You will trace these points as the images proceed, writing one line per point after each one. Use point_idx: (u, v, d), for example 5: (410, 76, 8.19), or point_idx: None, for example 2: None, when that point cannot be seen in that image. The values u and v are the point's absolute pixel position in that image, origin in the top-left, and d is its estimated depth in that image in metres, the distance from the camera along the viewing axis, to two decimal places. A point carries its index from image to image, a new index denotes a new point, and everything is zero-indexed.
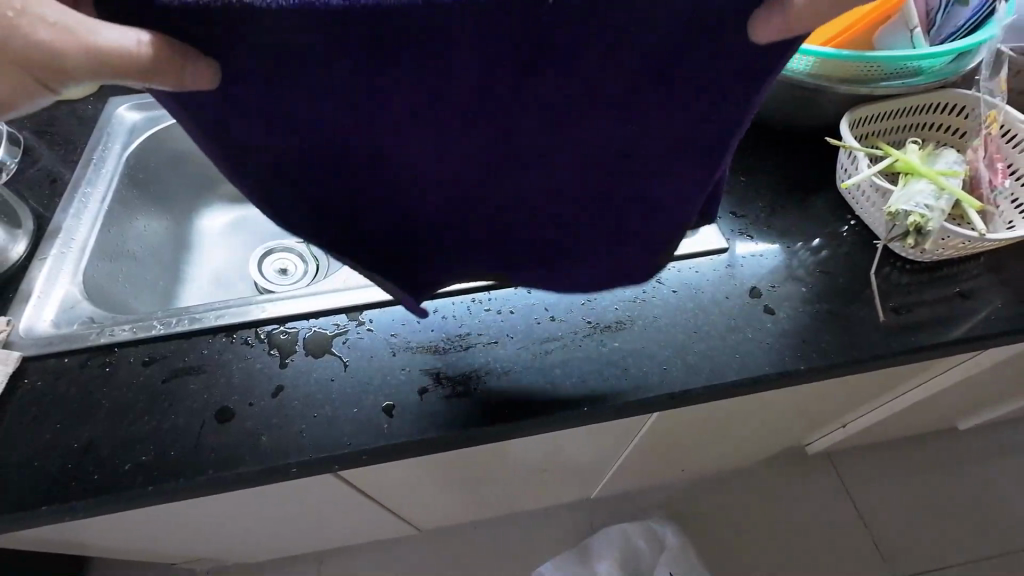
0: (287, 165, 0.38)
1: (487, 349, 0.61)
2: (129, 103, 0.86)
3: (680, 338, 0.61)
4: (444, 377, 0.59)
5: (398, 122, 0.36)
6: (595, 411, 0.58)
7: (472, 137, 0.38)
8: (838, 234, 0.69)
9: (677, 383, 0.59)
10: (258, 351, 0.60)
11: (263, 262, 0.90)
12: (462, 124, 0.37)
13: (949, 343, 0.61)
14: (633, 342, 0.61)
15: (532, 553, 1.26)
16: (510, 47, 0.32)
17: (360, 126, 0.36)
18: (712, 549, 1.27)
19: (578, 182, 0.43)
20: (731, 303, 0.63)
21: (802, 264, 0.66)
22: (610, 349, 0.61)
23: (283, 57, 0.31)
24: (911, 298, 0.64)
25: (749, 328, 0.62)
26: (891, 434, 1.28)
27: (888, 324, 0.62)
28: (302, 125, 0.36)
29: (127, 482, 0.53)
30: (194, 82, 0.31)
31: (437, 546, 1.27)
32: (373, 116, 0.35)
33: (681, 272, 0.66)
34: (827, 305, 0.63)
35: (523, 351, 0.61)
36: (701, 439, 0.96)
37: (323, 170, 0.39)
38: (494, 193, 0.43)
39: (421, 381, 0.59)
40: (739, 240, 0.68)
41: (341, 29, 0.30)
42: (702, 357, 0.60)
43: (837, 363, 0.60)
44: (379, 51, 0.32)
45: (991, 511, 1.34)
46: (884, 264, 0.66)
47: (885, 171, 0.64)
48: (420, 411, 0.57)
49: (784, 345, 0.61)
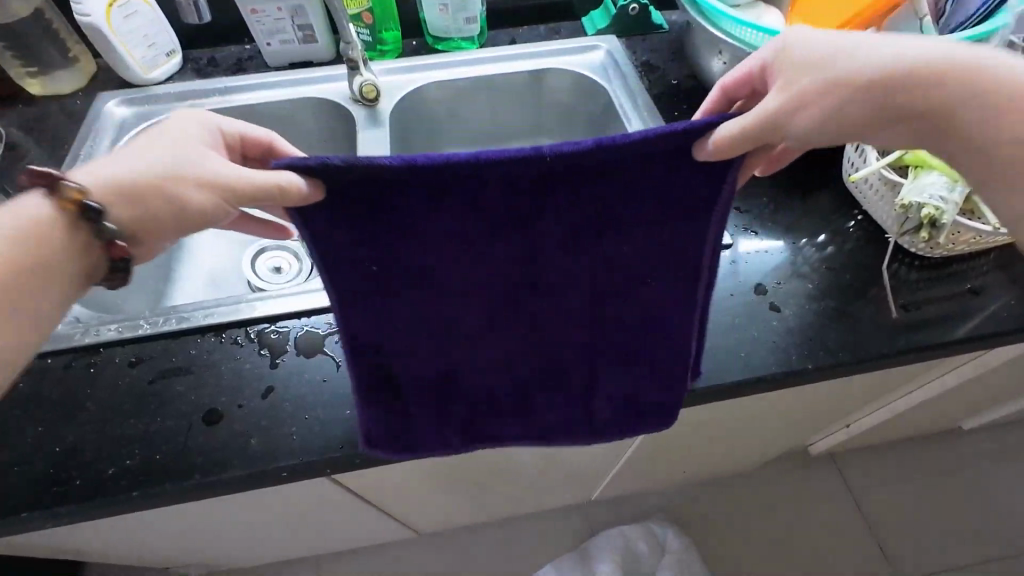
0: (354, 287, 0.42)
1: None
2: (118, 98, 0.86)
3: None
4: None
5: (423, 236, 0.39)
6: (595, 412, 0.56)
7: (507, 244, 0.41)
8: (844, 229, 0.67)
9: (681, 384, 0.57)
10: (249, 351, 0.58)
11: (256, 260, 0.88)
12: (496, 236, 0.40)
13: (959, 342, 0.59)
14: None
15: (532, 556, 1.24)
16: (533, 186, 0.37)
17: (406, 242, 0.39)
18: (712, 550, 1.25)
19: (614, 289, 0.46)
20: (736, 300, 0.62)
21: (808, 261, 0.64)
22: None
23: (339, 199, 0.36)
24: (920, 295, 0.62)
25: (754, 326, 0.60)
26: (894, 435, 1.26)
27: (896, 322, 0.60)
28: (357, 252, 0.40)
29: (112, 487, 0.51)
30: (312, 193, 0.35)
31: (435, 548, 1.25)
32: (421, 242, 0.40)
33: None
34: (833, 302, 0.61)
35: None
36: (702, 440, 0.95)
37: (351, 282, 0.42)
38: (534, 299, 0.46)
39: None
40: (743, 236, 0.67)
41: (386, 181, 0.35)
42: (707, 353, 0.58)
43: (845, 363, 0.58)
44: (419, 194, 0.36)
45: (995, 512, 1.32)
46: (892, 260, 0.64)
47: (895, 165, 0.62)
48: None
49: (789, 343, 0.59)
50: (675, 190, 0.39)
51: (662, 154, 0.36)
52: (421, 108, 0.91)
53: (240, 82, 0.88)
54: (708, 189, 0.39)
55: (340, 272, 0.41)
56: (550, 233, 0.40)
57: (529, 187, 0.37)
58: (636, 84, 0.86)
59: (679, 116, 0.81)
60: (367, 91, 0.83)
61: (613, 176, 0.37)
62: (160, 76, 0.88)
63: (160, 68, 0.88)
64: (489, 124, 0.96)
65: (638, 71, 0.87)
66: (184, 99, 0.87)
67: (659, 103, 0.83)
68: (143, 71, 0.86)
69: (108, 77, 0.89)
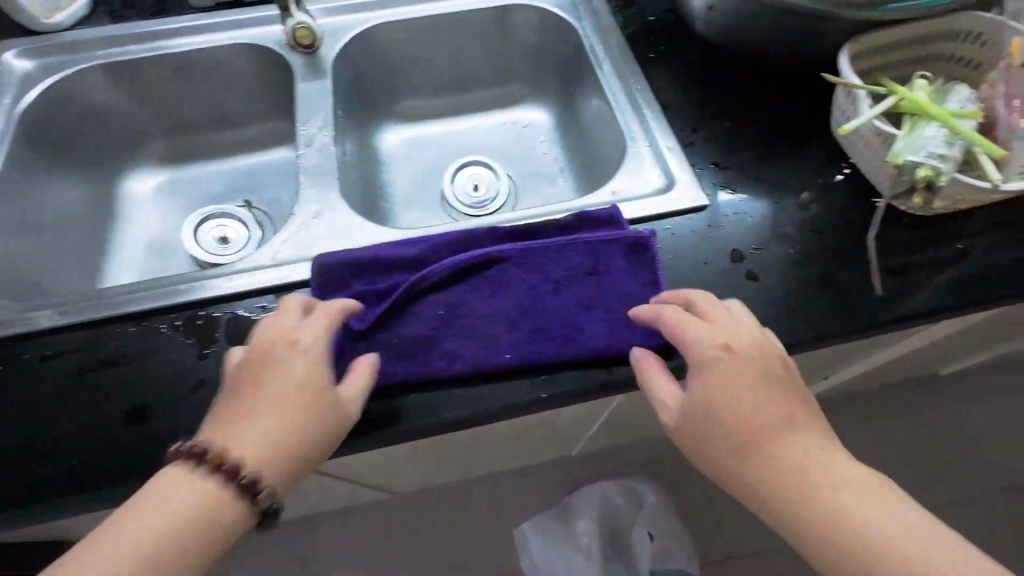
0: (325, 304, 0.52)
1: (431, 323, 0.51)
2: (19, 48, 0.76)
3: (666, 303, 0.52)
4: (378, 363, 0.49)
5: (381, 278, 0.53)
6: (555, 396, 0.49)
7: (447, 284, 0.52)
8: (829, 185, 0.61)
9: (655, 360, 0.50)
10: (176, 340, 0.53)
11: (198, 230, 0.80)
12: (438, 282, 0.52)
13: (946, 310, 0.55)
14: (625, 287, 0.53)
15: (513, 512, 1.25)
16: (455, 274, 0.53)
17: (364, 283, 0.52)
18: (695, 503, 1.25)
19: (536, 284, 0.53)
20: (710, 268, 0.55)
21: (792, 221, 0.59)
22: (580, 315, 0.51)
23: (324, 280, 0.52)
24: (908, 259, 0.57)
25: (731, 299, 0.54)
26: (878, 384, 1.24)
27: (883, 291, 0.56)
28: (335, 286, 0.52)
29: (26, 498, 0.46)
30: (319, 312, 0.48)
31: (419, 508, 1.25)
32: (381, 279, 0.53)
33: (642, 254, 0.54)
34: (816, 270, 0.56)
35: (472, 321, 0.51)
36: None
37: (330, 288, 0.52)
38: (479, 298, 0.52)
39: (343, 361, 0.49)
40: (722, 195, 0.60)
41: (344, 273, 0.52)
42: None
43: (824, 335, 0.54)
44: (367, 279, 0.53)
45: (969, 456, 1.32)
46: (884, 224, 0.59)
47: (888, 112, 0.56)
48: (359, 438, 0.48)
49: (769, 316, 0.54)
50: (552, 260, 0.54)
51: (529, 264, 0.54)
52: (370, 55, 0.81)
53: (163, 27, 0.78)
54: (578, 260, 0.54)
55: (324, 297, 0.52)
56: (467, 275, 0.53)
57: (445, 278, 0.52)
58: (608, 23, 0.77)
59: (655, 58, 0.72)
60: (302, 36, 0.73)
61: (500, 266, 0.54)
62: (66, 22, 0.78)
63: (66, 12, 0.77)
64: (449, 70, 0.87)
65: (611, 6, 0.78)
66: (97, 49, 0.77)
67: (632, 42, 0.74)
68: (46, 17, 0.76)
69: (7, 24, 0.78)
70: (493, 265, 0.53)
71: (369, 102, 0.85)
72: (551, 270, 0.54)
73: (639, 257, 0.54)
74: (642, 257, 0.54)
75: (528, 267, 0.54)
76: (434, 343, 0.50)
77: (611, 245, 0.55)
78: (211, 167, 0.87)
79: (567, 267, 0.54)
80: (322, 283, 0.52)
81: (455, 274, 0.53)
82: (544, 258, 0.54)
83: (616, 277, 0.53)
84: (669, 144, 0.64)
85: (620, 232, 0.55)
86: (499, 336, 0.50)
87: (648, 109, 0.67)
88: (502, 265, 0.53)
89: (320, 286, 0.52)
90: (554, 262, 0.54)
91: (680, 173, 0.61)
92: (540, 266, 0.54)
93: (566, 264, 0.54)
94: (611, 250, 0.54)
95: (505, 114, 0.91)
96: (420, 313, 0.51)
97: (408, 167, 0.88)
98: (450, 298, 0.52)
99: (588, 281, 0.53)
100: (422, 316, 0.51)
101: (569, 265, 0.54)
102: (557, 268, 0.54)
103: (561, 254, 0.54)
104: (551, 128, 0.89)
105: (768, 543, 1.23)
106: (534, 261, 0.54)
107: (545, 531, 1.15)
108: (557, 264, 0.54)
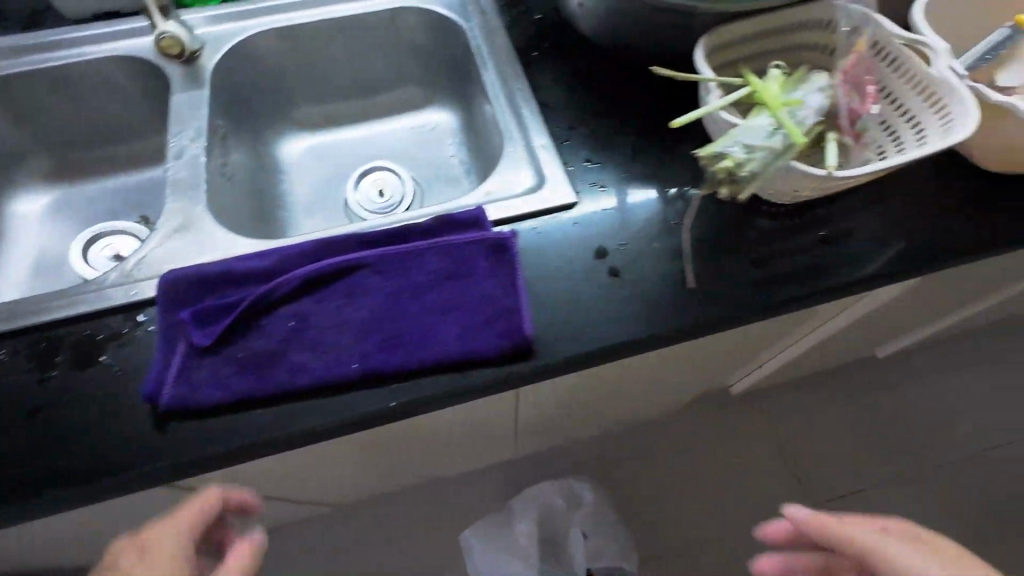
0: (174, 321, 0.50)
1: (279, 336, 0.49)
2: None
3: (523, 304, 0.51)
4: (220, 380, 0.47)
5: (234, 291, 0.52)
6: (406, 405, 0.48)
7: (301, 295, 0.51)
8: (699, 177, 0.61)
9: (507, 364, 0.50)
10: (16, 366, 0.51)
11: (86, 249, 0.77)
12: (291, 293, 0.51)
13: (806, 297, 0.55)
14: (483, 290, 0.52)
15: (457, 517, 1.24)
16: (309, 284, 0.52)
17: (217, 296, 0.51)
18: (637, 496, 1.26)
19: (392, 290, 0.52)
20: (574, 267, 0.55)
21: (663, 214, 0.58)
22: (433, 321, 0.50)
23: (175, 296, 0.51)
24: (770, 248, 0.58)
25: (592, 296, 0.54)
26: (810, 367, 1.26)
27: (747, 280, 0.56)
28: (187, 302, 0.51)
29: None
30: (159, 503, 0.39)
31: (361, 519, 1.23)
32: (234, 292, 0.52)
33: (502, 255, 0.53)
34: (681, 262, 0.56)
35: (322, 332, 0.50)
36: (603, 396, 0.92)
37: (181, 304, 0.51)
38: (332, 307, 0.51)
39: (183, 380, 0.47)
40: (591, 192, 0.60)
41: (197, 288, 0.52)
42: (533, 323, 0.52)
43: (687, 328, 0.53)
44: (219, 293, 0.52)
45: (904, 434, 1.35)
46: (748, 215, 0.59)
47: (743, 102, 0.56)
48: (202, 459, 0.46)
49: (631, 311, 0.53)
50: (410, 265, 0.53)
51: (387, 270, 0.53)
52: (257, 62, 0.79)
53: (36, 40, 0.75)
54: (437, 264, 0.53)
55: (173, 314, 0.50)
56: (323, 284, 0.52)
57: (300, 289, 0.51)
58: (494, 22, 0.76)
59: (538, 56, 0.72)
60: (168, 46, 0.71)
61: (357, 273, 0.52)
62: None
63: None
64: (344, 74, 0.85)
65: (497, 5, 0.77)
66: None
67: (516, 40, 0.73)
68: None
69: None
70: (349, 273, 0.52)
71: (262, 110, 0.83)
72: (408, 275, 0.52)
73: (499, 259, 0.53)
74: (503, 259, 0.53)
75: (387, 273, 0.52)
76: (281, 356, 0.48)
77: (471, 247, 0.54)
78: (103, 182, 0.84)
79: (424, 272, 0.53)
80: (171, 300, 0.51)
81: (309, 284, 0.52)
82: (403, 264, 0.53)
83: (474, 280, 0.52)
84: (543, 142, 0.63)
85: (482, 234, 0.54)
86: (348, 346, 0.49)
87: (526, 108, 0.67)
88: (359, 272, 0.52)
89: (170, 303, 0.51)
90: (412, 267, 0.53)
91: (551, 171, 0.61)
92: (398, 272, 0.53)
93: (425, 268, 0.53)
94: (472, 253, 0.54)
95: (409, 118, 0.90)
96: (272, 326, 0.50)
97: (308, 175, 0.86)
98: (303, 309, 0.51)
99: (446, 285, 0.52)
100: (273, 329, 0.50)
101: (428, 269, 0.53)
102: (415, 273, 0.53)
103: (420, 258, 0.53)
104: (455, 129, 0.88)
105: (710, 532, 1.24)
106: (391, 267, 0.53)
107: (488, 539, 1.13)
108: (415, 269, 0.53)
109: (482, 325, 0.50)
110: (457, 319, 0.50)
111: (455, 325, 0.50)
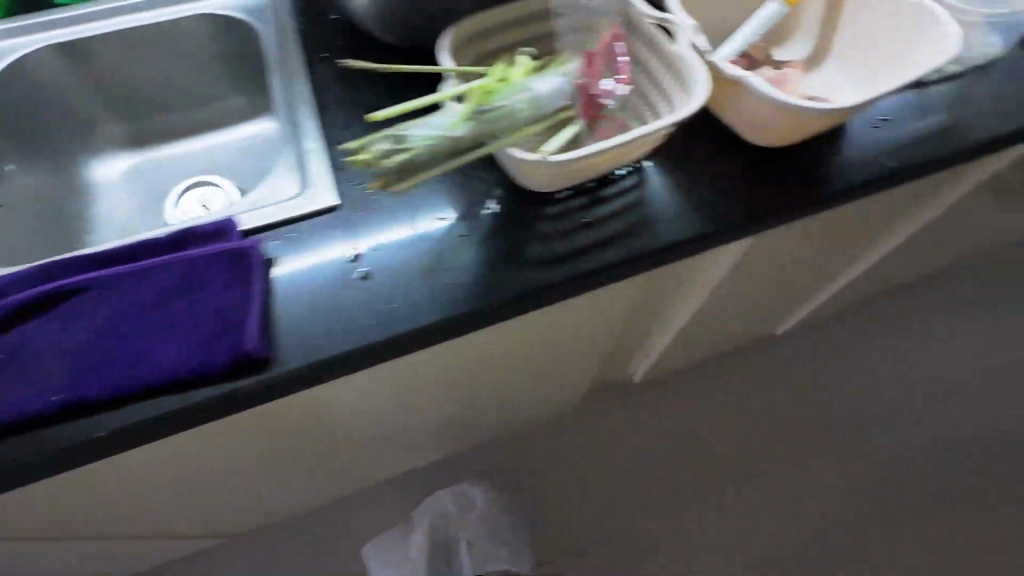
0: None
1: None
2: None
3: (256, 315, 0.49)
4: None
5: None
6: (123, 433, 0.46)
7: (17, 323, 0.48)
8: (473, 170, 0.60)
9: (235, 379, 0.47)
10: None
11: None
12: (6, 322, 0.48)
13: (570, 283, 0.55)
14: (214, 302, 0.49)
15: (355, 536, 1.20)
16: (26, 311, 0.48)
17: None
18: (539, 496, 1.24)
19: (116, 310, 0.48)
20: (326, 271, 0.53)
21: (428, 208, 0.57)
22: (155, 341, 0.47)
23: None
24: (536, 236, 0.57)
25: (341, 300, 0.52)
26: (703, 351, 1.26)
27: (508, 270, 0.54)
28: None
29: None
30: None
31: (253, 547, 1.18)
32: None
33: (241, 264, 0.51)
34: (442, 258, 0.54)
35: (32, 362, 0.46)
36: (462, 400, 0.90)
37: None
38: (48, 334, 0.48)
39: None
40: (357, 192, 0.57)
41: None
42: (274, 334, 0.50)
43: (441, 325, 0.52)
44: None
45: (806, 409, 1.36)
46: (518, 203, 0.58)
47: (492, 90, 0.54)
48: None
49: (381, 313, 0.52)
50: (139, 283, 0.50)
51: (113, 289, 0.49)
52: (41, 78, 0.75)
53: None
54: (169, 278, 0.50)
55: None
56: (42, 310, 0.49)
57: (16, 317, 0.48)
58: (289, 22, 0.72)
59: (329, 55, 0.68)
60: None
61: (81, 295, 0.49)
62: None
63: None
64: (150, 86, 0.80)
65: (293, 4, 0.74)
66: None
67: (310, 40, 0.70)
68: None
69: None
70: (72, 296, 0.49)
71: (61, 128, 0.78)
72: (136, 294, 0.49)
73: (238, 269, 0.50)
74: (241, 269, 0.51)
75: (110, 292, 0.49)
76: None
77: (207, 259, 0.51)
78: None
79: (154, 288, 0.49)
80: None
81: (27, 310, 0.49)
82: (131, 281, 0.50)
83: (206, 294, 0.49)
84: (314, 145, 0.61)
85: (222, 244, 0.52)
86: (58, 375, 0.46)
87: (306, 111, 0.64)
88: (82, 294, 0.49)
89: None
90: (142, 284, 0.50)
91: (316, 173, 0.58)
92: (125, 291, 0.49)
93: (155, 285, 0.50)
94: (208, 264, 0.51)
95: (226, 133, 0.84)
96: None
97: (121, 196, 0.81)
98: (16, 339, 0.47)
99: (176, 301, 0.49)
100: None
101: (158, 286, 0.50)
102: (143, 291, 0.49)
103: (153, 275, 0.50)
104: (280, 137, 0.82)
105: (614, 525, 1.24)
106: (118, 286, 0.49)
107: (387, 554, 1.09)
108: (144, 287, 0.49)
109: (208, 341, 0.47)
110: (182, 337, 0.47)
111: (178, 345, 0.47)
